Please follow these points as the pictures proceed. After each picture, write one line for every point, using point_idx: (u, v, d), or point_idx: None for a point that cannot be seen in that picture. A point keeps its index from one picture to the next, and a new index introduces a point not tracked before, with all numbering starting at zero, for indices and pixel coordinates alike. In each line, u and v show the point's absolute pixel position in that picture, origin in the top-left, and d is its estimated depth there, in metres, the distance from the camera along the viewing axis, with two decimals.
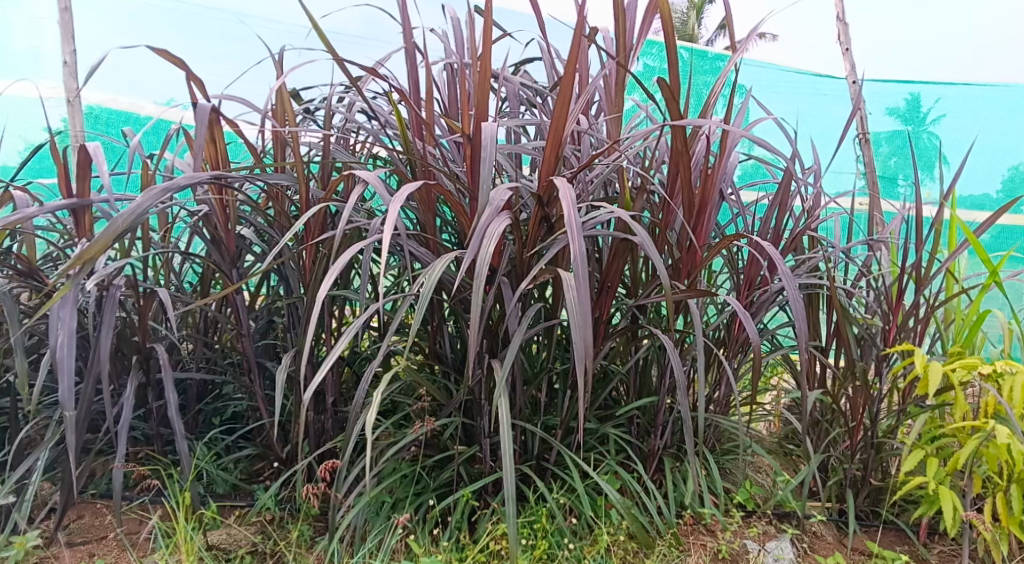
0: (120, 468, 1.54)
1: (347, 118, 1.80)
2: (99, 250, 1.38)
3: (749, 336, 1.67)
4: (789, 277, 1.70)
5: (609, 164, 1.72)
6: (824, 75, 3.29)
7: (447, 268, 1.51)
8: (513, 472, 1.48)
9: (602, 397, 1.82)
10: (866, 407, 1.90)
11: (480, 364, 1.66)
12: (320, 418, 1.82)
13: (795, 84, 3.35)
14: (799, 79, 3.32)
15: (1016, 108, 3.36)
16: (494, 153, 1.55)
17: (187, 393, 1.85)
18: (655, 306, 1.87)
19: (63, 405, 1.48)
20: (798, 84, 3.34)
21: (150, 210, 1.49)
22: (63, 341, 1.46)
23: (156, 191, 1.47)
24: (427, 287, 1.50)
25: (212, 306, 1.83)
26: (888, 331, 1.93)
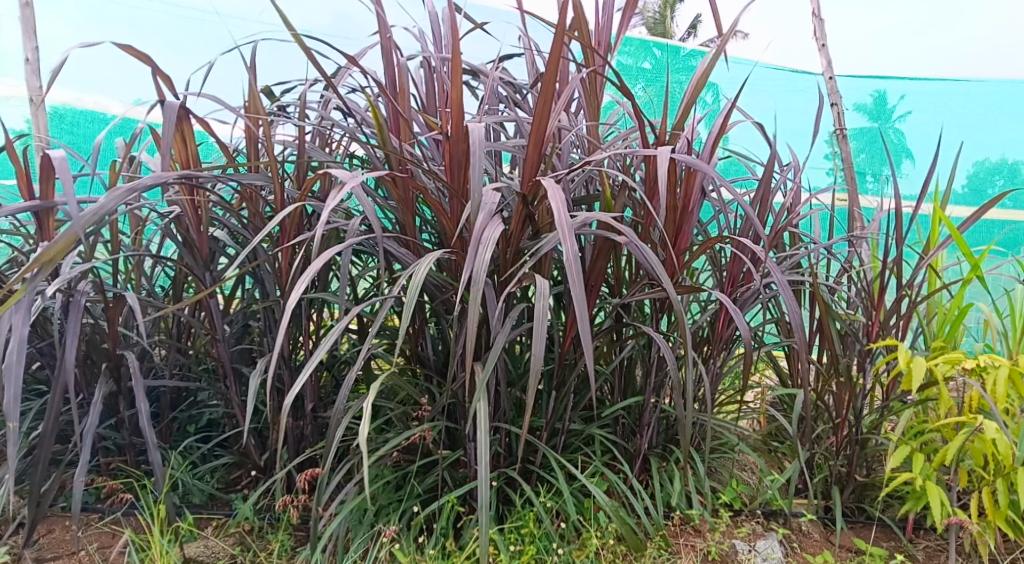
0: (84, 482, 1.48)
1: (323, 117, 1.76)
2: (60, 250, 1.34)
3: (740, 330, 1.65)
4: (778, 271, 1.68)
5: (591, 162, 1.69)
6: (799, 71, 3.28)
7: (433, 267, 1.47)
8: (487, 478, 1.44)
9: (587, 397, 1.79)
10: (851, 404, 1.89)
11: (463, 367, 1.63)
12: (299, 424, 1.78)
13: (770, 80, 3.34)
14: (774, 75, 3.32)
15: (986, 105, 3.36)
16: (476, 151, 1.51)
17: (160, 401, 1.79)
18: (639, 304, 1.85)
19: (6, 417, 1.38)
20: (773, 80, 3.33)
21: (115, 211, 1.45)
22: (15, 349, 1.39)
23: (121, 191, 1.43)
24: (415, 286, 1.45)
25: (186, 311, 1.78)
26: (871, 327, 1.92)
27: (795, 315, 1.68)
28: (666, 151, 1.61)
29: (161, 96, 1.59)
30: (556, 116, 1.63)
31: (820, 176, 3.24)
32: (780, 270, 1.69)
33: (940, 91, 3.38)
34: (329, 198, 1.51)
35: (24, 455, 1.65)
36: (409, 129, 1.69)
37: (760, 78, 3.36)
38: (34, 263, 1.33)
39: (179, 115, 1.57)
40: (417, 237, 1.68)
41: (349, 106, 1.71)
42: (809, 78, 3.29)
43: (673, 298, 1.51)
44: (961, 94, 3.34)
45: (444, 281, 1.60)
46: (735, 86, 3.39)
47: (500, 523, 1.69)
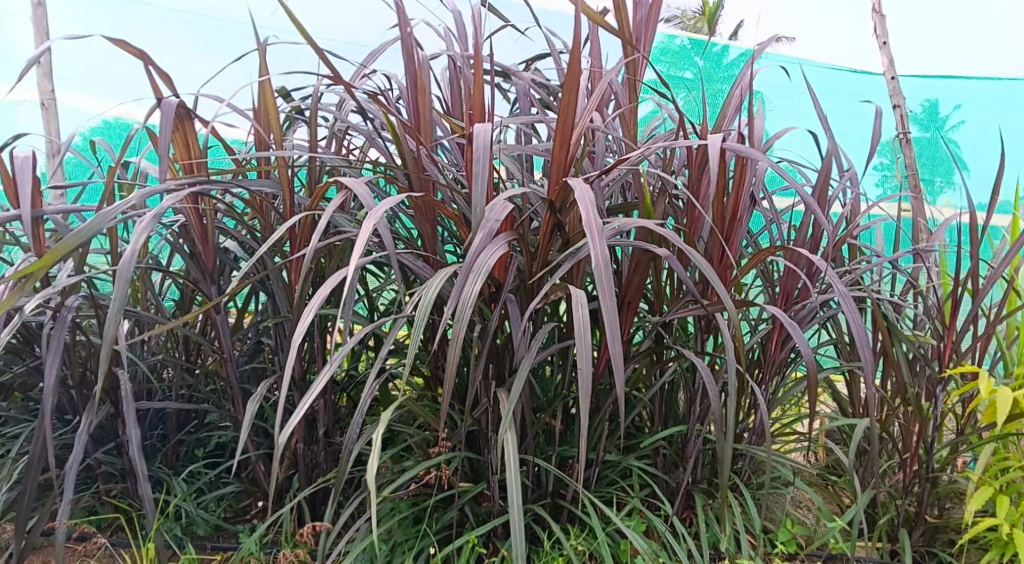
0: (64, 519, 1.38)
1: (338, 119, 1.64)
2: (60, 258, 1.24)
3: (799, 348, 1.48)
4: (843, 287, 1.51)
5: (627, 167, 1.54)
6: (859, 71, 3.06)
7: (448, 281, 1.33)
8: (521, 516, 1.29)
9: (624, 426, 1.63)
10: (921, 436, 1.71)
11: (487, 393, 1.48)
12: (312, 450, 1.65)
13: (826, 81, 3.13)
14: (830, 75, 3.11)
15: None
16: (490, 156, 1.37)
17: (166, 422, 1.67)
18: (682, 323, 1.69)
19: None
20: (829, 81, 3.12)
21: (123, 215, 1.35)
22: None
23: (150, 220, 1.34)
24: (426, 301, 1.31)
25: (195, 327, 1.66)
26: (943, 351, 1.73)
27: (859, 334, 1.50)
28: (718, 142, 1.44)
29: (158, 95, 1.48)
30: (588, 116, 1.49)
31: (872, 186, 3.06)
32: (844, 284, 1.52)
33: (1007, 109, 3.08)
34: (332, 207, 1.38)
35: (13, 482, 1.54)
36: (430, 131, 1.56)
37: (815, 79, 3.15)
38: (117, 305, 1.27)
39: (176, 115, 1.46)
40: (438, 248, 1.54)
41: (366, 108, 1.58)
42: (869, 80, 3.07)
43: (733, 316, 1.34)
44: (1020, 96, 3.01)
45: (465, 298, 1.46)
46: (786, 88, 3.22)
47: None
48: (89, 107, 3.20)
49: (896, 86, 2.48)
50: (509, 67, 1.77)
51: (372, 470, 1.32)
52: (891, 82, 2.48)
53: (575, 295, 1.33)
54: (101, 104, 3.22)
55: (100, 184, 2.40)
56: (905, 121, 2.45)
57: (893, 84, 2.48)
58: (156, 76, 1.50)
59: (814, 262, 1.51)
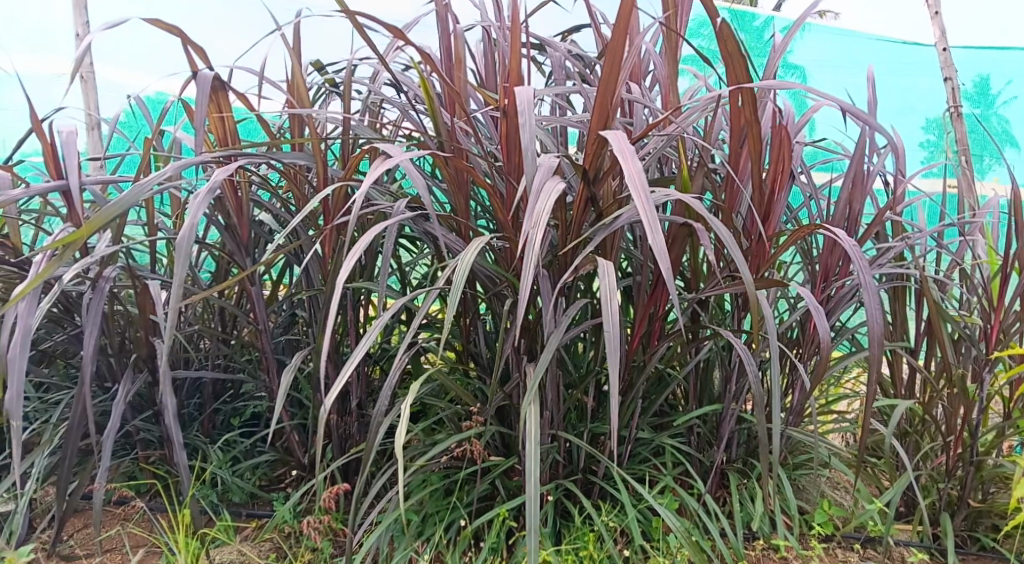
0: (102, 485, 1.41)
1: (373, 91, 1.63)
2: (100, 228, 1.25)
3: (820, 336, 1.40)
4: (866, 270, 1.42)
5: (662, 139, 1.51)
6: (909, 42, 2.99)
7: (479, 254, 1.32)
8: (536, 500, 1.27)
9: (657, 403, 1.61)
10: (965, 419, 1.67)
11: (519, 367, 1.47)
12: (346, 422, 1.66)
13: (874, 53, 3.07)
14: (878, 47, 3.05)
15: None
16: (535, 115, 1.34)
17: (202, 392, 1.69)
18: (717, 300, 1.66)
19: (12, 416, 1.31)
20: (877, 53, 3.06)
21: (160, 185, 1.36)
22: (19, 341, 1.32)
23: (201, 197, 1.34)
24: (459, 272, 1.31)
25: (230, 299, 1.68)
26: (990, 332, 1.68)
27: (873, 321, 1.41)
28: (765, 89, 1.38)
29: (194, 67, 1.49)
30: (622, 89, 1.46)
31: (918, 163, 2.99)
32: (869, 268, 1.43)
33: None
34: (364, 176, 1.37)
35: (54, 448, 1.57)
36: (464, 103, 1.55)
37: (862, 51, 3.09)
38: (183, 252, 1.30)
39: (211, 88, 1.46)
40: (471, 221, 1.53)
41: (400, 80, 1.57)
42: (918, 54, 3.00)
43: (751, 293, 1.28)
44: None
45: (495, 271, 1.45)
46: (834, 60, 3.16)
47: (557, 539, 1.53)
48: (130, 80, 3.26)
49: (948, 58, 2.40)
50: (545, 38, 1.74)
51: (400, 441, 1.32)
52: (943, 54, 2.40)
53: (605, 266, 1.31)
54: (143, 77, 3.28)
55: (138, 157, 2.44)
56: (957, 95, 2.37)
57: (945, 57, 2.40)
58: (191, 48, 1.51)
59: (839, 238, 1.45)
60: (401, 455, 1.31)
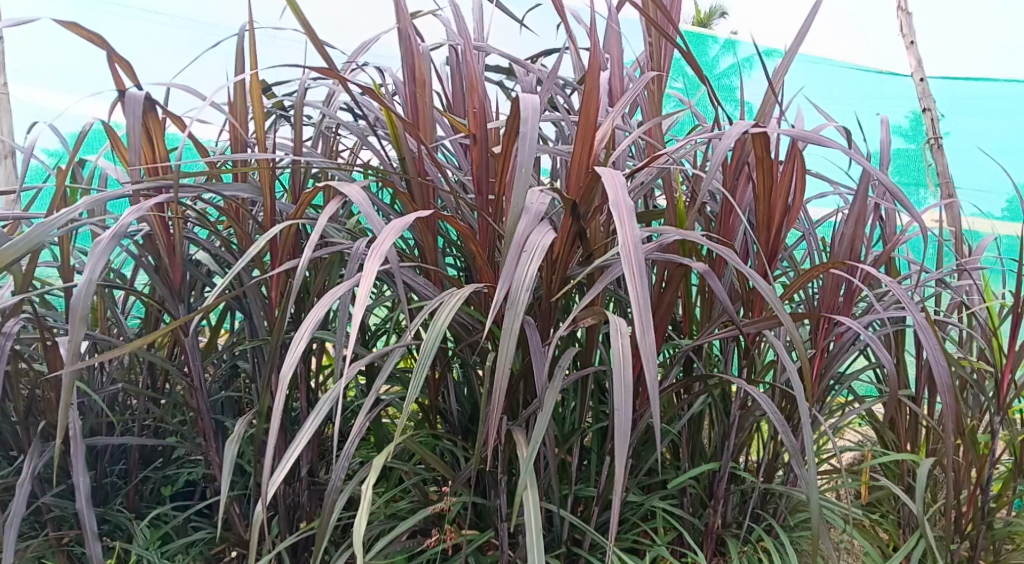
0: None
1: (327, 115, 1.45)
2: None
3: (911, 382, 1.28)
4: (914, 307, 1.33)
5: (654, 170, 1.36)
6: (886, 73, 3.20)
7: (461, 305, 1.15)
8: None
9: (647, 464, 1.45)
10: (976, 476, 1.54)
11: (496, 429, 1.30)
12: (294, 490, 1.46)
13: (852, 82, 3.27)
14: (856, 77, 3.25)
15: None
16: (537, 132, 1.18)
17: (128, 458, 1.48)
18: (709, 347, 1.52)
19: None
20: (856, 82, 3.27)
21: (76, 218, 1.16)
22: None
23: (104, 241, 1.15)
24: (434, 329, 1.13)
25: (160, 351, 1.47)
26: (1000, 381, 1.53)
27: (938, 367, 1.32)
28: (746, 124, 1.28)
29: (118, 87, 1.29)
30: (609, 116, 1.33)
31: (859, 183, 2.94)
32: (911, 297, 1.35)
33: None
34: (322, 216, 1.18)
35: None
36: (431, 130, 1.38)
37: (842, 80, 3.30)
38: (77, 316, 1.12)
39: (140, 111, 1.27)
40: (441, 264, 1.35)
41: (359, 105, 1.40)
42: (898, 81, 3.21)
43: (788, 329, 1.19)
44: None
45: (471, 320, 1.27)
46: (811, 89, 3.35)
47: None
48: (45, 103, 3.04)
49: (927, 89, 2.31)
50: (518, 60, 1.59)
51: (360, 526, 1.14)
52: (920, 84, 2.31)
53: (623, 324, 1.15)
54: (57, 99, 3.04)
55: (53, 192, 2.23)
56: (937, 126, 2.27)
57: (924, 87, 2.31)
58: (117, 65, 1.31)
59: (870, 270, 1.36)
60: (361, 544, 1.13)
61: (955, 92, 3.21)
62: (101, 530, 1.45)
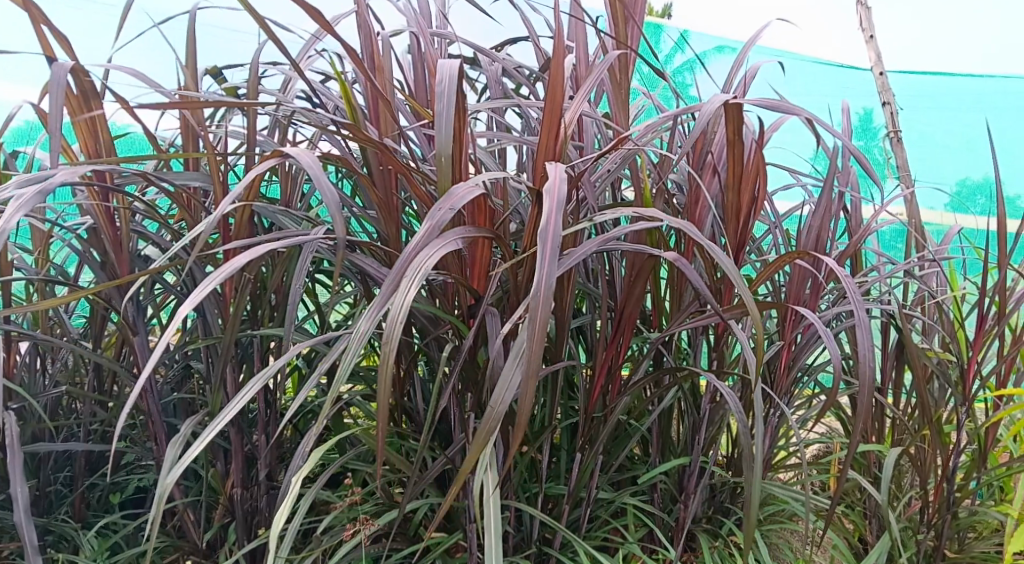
0: None
1: (283, 102, 1.39)
2: None
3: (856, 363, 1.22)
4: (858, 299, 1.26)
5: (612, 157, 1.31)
6: (844, 67, 3.27)
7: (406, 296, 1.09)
8: None
9: (618, 460, 1.41)
10: (943, 466, 1.53)
11: (464, 427, 1.25)
12: (252, 495, 1.40)
13: (811, 75, 3.34)
14: (817, 71, 3.33)
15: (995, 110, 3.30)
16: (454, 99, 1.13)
17: (74, 464, 1.40)
18: (679, 340, 1.49)
19: None
20: (816, 76, 3.34)
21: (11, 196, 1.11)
22: None
23: (29, 198, 1.08)
24: (368, 321, 1.06)
25: (107, 352, 1.39)
26: (966, 371, 1.53)
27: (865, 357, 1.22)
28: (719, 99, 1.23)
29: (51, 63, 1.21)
30: (575, 104, 1.29)
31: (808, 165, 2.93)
32: (861, 292, 1.28)
33: (997, 105, 3.32)
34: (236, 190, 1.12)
35: None
36: (392, 118, 1.32)
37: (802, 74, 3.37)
38: None
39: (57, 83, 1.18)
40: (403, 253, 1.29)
41: (317, 92, 1.34)
42: (856, 74, 3.29)
43: (751, 308, 1.14)
44: (973, 101, 3.30)
45: (435, 314, 1.23)
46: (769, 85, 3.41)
47: None
48: None
49: (886, 82, 2.32)
50: (481, 48, 1.54)
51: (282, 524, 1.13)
52: (879, 78, 2.32)
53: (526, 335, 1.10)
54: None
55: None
56: (896, 119, 2.28)
57: (883, 80, 2.32)
58: (49, 36, 1.24)
59: (832, 265, 1.29)
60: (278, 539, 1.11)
61: (916, 86, 3.36)
62: (45, 542, 1.38)
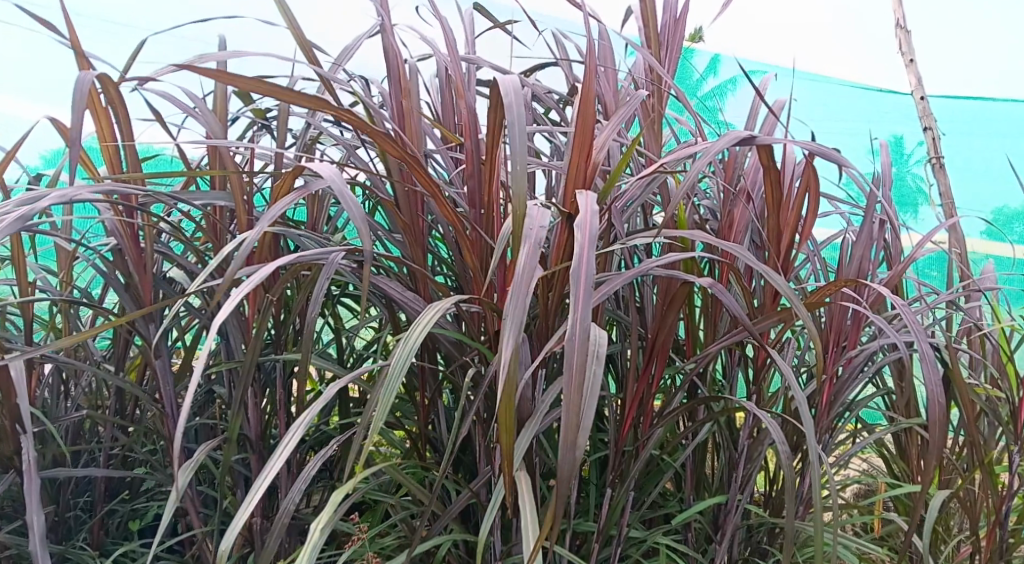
0: None
1: (312, 124, 1.37)
2: None
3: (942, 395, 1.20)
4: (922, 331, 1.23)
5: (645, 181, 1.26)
6: (885, 93, 3.21)
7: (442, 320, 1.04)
8: None
9: (650, 496, 1.36)
10: (994, 509, 1.45)
11: (489, 460, 1.20)
12: (271, 524, 1.36)
13: (852, 99, 3.30)
14: (857, 95, 3.28)
15: None
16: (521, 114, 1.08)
17: (93, 490, 1.38)
18: (713, 371, 1.43)
19: None
20: (857, 100, 3.30)
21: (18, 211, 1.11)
22: None
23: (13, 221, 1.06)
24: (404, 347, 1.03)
25: (129, 375, 1.37)
26: (1018, 408, 1.45)
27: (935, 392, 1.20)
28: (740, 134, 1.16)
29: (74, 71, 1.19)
30: (606, 128, 1.25)
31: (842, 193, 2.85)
32: (918, 322, 1.25)
33: None
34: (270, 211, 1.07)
35: None
36: (419, 140, 1.29)
37: (842, 99, 3.33)
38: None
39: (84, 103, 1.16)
40: (429, 277, 1.25)
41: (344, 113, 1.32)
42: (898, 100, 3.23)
43: (806, 319, 1.10)
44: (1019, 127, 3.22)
45: (459, 340, 1.18)
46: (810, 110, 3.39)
47: None
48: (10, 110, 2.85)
49: (928, 108, 2.26)
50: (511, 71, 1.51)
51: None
52: (920, 103, 2.26)
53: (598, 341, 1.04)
54: (35, 111, 2.84)
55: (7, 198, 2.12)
56: (939, 146, 2.21)
57: (925, 106, 2.26)
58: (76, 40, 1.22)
59: (878, 289, 1.25)
60: None
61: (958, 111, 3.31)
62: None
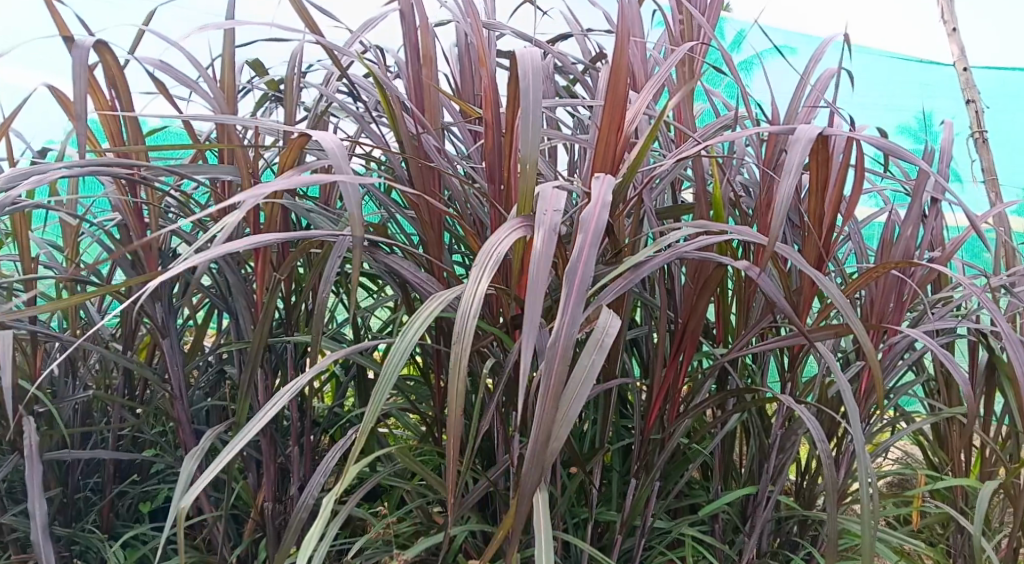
0: None
1: (325, 96, 1.30)
2: None
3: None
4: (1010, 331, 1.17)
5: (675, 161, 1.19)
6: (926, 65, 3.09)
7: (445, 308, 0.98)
8: None
9: (676, 486, 1.30)
10: None
11: (508, 449, 1.15)
12: (283, 510, 1.32)
13: (891, 69, 3.18)
14: (897, 66, 3.17)
15: None
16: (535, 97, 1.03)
17: (102, 472, 1.34)
18: (745, 357, 1.36)
19: None
20: (896, 72, 3.18)
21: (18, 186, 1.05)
22: None
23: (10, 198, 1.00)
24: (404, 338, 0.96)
25: (137, 355, 1.33)
26: None
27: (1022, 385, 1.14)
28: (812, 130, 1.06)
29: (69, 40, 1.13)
30: (637, 100, 1.17)
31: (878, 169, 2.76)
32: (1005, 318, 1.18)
33: None
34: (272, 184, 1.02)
35: None
36: (436, 113, 1.22)
37: (881, 70, 3.22)
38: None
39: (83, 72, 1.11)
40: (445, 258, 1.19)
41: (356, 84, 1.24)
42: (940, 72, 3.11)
43: (863, 331, 1.04)
44: None
45: (476, 325, 1.12)
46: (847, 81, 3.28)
47: None
48: None
49: (970, 79, 2.16)
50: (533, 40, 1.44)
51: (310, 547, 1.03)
52: (963, 74, 2.16)
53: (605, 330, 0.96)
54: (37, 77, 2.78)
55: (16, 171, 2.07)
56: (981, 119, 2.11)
57: (967, 77, 2.16)
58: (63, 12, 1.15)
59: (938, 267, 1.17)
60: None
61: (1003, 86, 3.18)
62: (72, 552, 1.32)
